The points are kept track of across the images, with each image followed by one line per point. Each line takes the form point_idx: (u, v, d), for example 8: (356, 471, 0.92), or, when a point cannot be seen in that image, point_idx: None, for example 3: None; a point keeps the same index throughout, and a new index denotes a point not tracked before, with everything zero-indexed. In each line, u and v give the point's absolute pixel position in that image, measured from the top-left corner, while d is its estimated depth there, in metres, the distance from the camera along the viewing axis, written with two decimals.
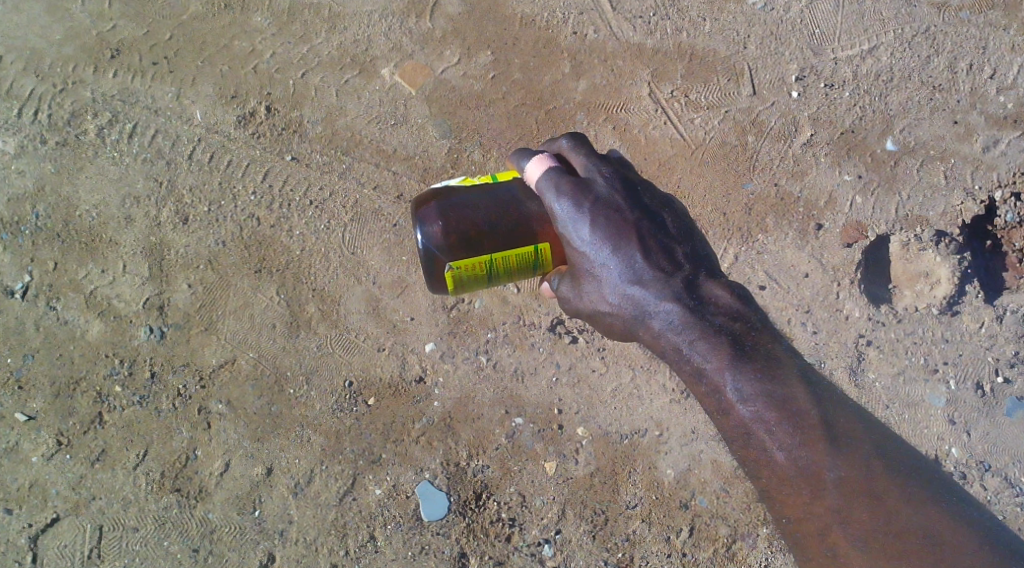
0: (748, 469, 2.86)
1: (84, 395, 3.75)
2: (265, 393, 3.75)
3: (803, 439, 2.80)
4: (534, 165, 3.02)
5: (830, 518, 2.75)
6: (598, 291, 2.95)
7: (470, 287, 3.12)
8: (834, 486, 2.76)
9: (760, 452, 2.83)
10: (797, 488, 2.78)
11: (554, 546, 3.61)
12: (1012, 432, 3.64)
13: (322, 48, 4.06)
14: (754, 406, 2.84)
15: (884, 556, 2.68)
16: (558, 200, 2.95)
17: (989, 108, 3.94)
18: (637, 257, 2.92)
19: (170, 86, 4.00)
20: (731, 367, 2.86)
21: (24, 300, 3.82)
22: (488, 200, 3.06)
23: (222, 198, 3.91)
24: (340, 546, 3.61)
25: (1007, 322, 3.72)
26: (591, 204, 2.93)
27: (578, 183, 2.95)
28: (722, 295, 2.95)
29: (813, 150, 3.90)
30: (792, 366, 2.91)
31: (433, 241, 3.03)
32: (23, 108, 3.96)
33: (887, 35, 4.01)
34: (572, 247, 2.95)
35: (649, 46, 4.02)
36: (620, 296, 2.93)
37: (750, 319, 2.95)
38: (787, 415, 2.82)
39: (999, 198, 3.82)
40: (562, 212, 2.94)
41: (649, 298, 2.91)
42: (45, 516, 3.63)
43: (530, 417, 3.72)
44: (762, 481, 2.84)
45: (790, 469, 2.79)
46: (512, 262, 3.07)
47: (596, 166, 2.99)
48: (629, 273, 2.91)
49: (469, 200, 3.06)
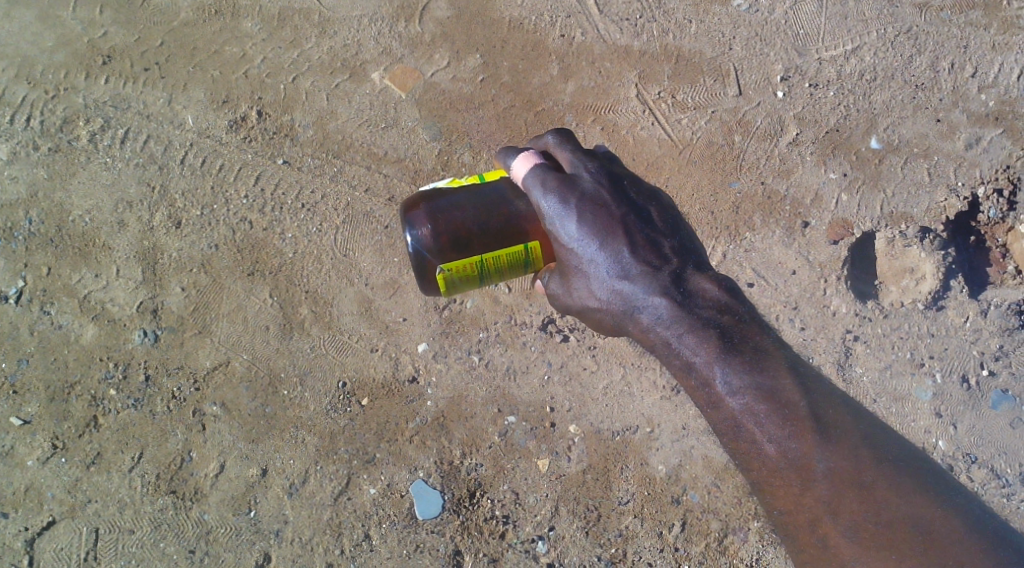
0: (739, 461, 2.91)
1: (79, 399, 3.77)
2: (259, 395, 3.78)
3: (793, 430, 2.84)
4: (520, 163, 3.06)
5: (820, 509, 2.78)
6: (587, 287, 3.01)
7: (462, 288, 3.17)
8: (823, 477, 2.80)
9: (752, 443, 2.88)
10: (788, 480, 2.82)
11: (548, 543, 3.65)
12: (998, 424, 3.69)
13: (312, 54, 4.09)
14: (744, 399, 2.89)
15: (874, 547, 2.71)
16: (545, 196, 2.98)
17: (971, 106, 4.00)
18: (624, 252, 2.96)
19: (161, 91, 4.03)
20: (720, 360, 2.92)
21: (17, 305, 3.84)
22: (476, 201, 3.11)
23: (214, 202, 3.93)
24: (335, 545, 3.65)
25: (991, 317, 3.77)
26: (577, 200, 2.97)
27: (564, 180, 2.99)
28: (709, 288, 3.01)
29: (799, 149, 3.95)
30: (781, 358, 2.95)
31: (423, 244, 3.08)
32: (16, 115, 3.98)
33: (869, 35, 4.07)
34: (560, 243, 2.99)
35: (635, 48, 4.07)
36: (609, 291, 2.98)
37: (738, 311, 3.00)
38: (776, 408, 2.87)
39: (982, 194, 3.88)
40: (550, 208, 2.98)
41: (637, 292, 2.97)
42: (40, 520, 3.65)
43: (522, 415, 3.76)
44: (755, 474, 2.88)
45: (781, 461, 2.84)
46: (502, 261, 3.11)
47: (582, 162, 3.03)
48: (616, 268, 2.96)
49: (456, 202, 3.11)
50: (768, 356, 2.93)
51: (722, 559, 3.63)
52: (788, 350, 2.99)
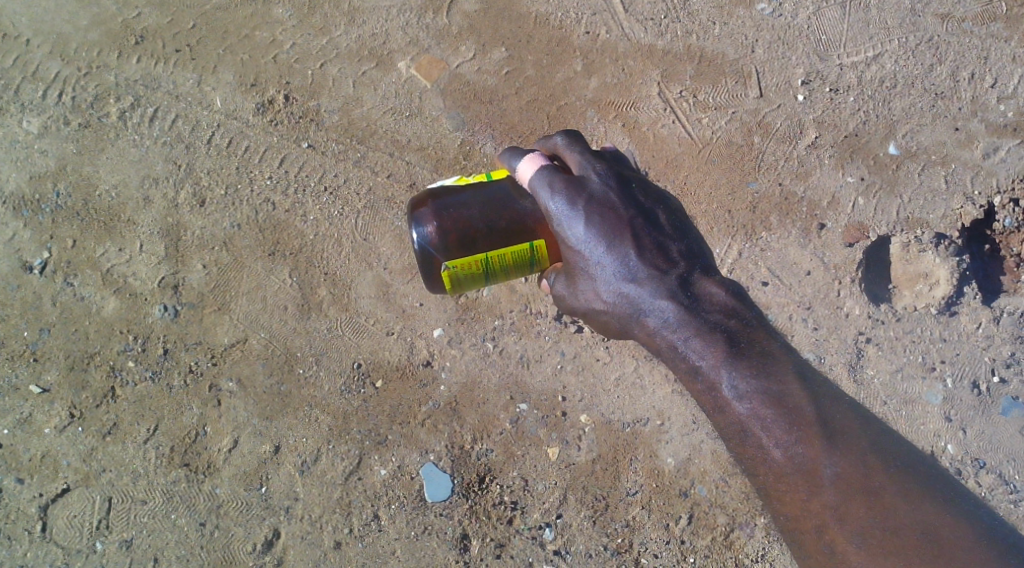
0: (745, 465, 2.94)
1: (98, 370, 3.83)
2: (276, 372, 3.83)
3: (800, 435, 2.87)
4: (526, 164, 3.10)
5: (827, 515, 2.79)
6: (593, 289, 3.06)
7: (467, 286, 3.24)
8: (829, 483, 2.81)
9: (762, 447, 2.90)
10: (795, 485, 2.85)
11: (555, 530, 3.70)
12: (1007, 431, 3.73)
13: (340, 41, 4.14)
14: (750, 403, 2.93)
15: (883, 553, 2.71)
16: (553, 198, 3.03)
17: (990, 116, 4.03)
18: (631, 255, 3.02)
19: (191, 72, 4.09)
20: (727, 365, 2.96)
21: (41, 275, 3.90)
22: (482, 198, 3.17)
23: (239, 181, 3.99)
24: (344, 524, 3.70)
25: (1003, 324, 3.82)
26: (585, 202, 3.02)
27: (571, 182, 3.04)
28: (715, 292, 3.06)
29: (817, 153, 4.00)
30: (788, 363, 2.98)
31: (429, 242, 3.13)
32: (48, 90, 4.05)
33: (891, 43, 4.11)
34: (568, 245, 3.04)
35: (659, 47, 4.11)
36: (615, 293, 3.03)
37: (745, 315, 3.05)
38: (783, 413, 2.90)
39: (998, 203, 3.92)
40: (557, 210, 3.03)
41: (644, 295, 3.02)
42: (55, 486, 3.71)
43: (534, 403, 3.80)
44: (761, 479, 2.90)
45: (787, 467, 2.86)
46: (507, 259, 3.17)
47: (590, 164, 3.09)
48: (623, 271, 3.01)
49: (462, 200, 3.17)
50: (775, 361, 2.96)
51: (728, 553, 3.67)
52: (795, 356, 3.03)
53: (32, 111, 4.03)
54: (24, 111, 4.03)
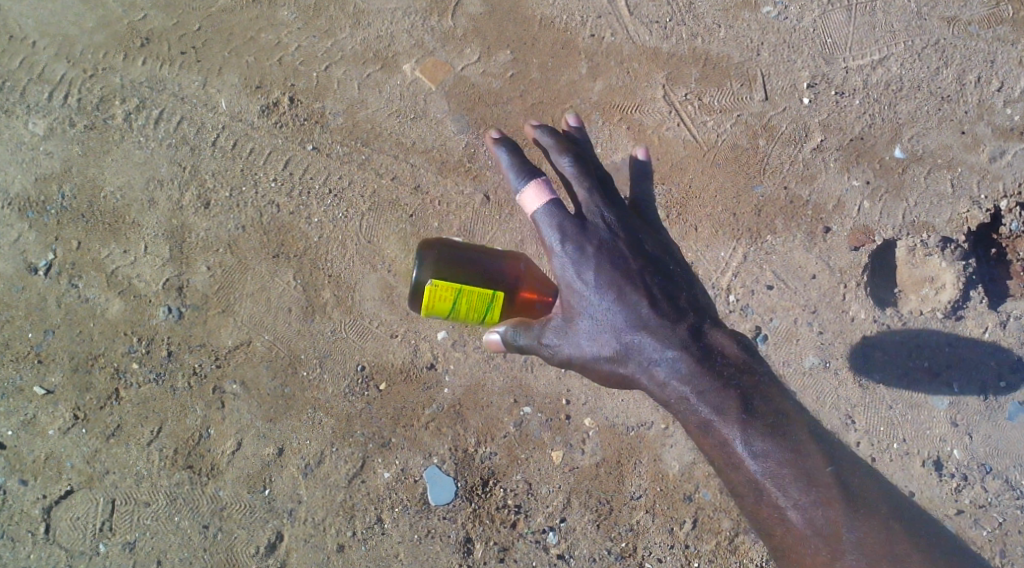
0: (735, 487, 3.01)
1: (102, 371, 3.83)
2: (279, 374, 3.82)
3: (791, 470, 2.94)
4: (534, 201, 3.33)
5: (815, 543, 2.90)
6: (599, 335, 3.15)
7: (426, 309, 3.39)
8: (821, 512, 2.90)
9: (751, 481, 2.92)
10: (785, 517, 2.93)
11: (559, 534, 3.71)
12: (1013, 436, 3.77)
13: (345, 43, 4.10)
14: (748, 435, 2.97)
15: None
16: (563, 243, 3.23)
17: (996, 119, 3.99)
18: (642, 305, 3.14)
19: (197, 74, 4.07)
20: (722, 390, 3.01)
21: (47, 277, 3.90)
22: (487, 265, 3.43)
23: (243, 184, 3.99)
24: (348, 527, 3.72)
25: (1010, 328, 3.82)
26: (594, 250, 3.22)
27: (579, 229, 3.26)
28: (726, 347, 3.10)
29: (823, 156, 3.97)
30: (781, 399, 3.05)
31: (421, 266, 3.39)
32: (54, 92, 4.04)
33: (897, 46, 4.02)
34: (576, 292, 3.18)
35: (664, 50, 4.05)
36: (623, 340, 3.12)
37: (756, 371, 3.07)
38: (778, 445, 2.96)
39: (1005, 207, 3.92)
40: (568, 257, 3.21)
41: (653, 344, 3.10)
42: (59, 488, 3.73)
43: (538, 406, 3.77)
44: (750, 501, 2.98)
45: (780, 496, 2.93)
46: (471, 298, 3.34)
47: (599, 217, 3.34)
48: (633, 319, 3.13)
49: (468, 256, 3.45)
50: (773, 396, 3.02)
51: (732, 558, 3.70)
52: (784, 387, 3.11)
53: (37, 113, 4.03)
54: (29, 112, 4.03)
